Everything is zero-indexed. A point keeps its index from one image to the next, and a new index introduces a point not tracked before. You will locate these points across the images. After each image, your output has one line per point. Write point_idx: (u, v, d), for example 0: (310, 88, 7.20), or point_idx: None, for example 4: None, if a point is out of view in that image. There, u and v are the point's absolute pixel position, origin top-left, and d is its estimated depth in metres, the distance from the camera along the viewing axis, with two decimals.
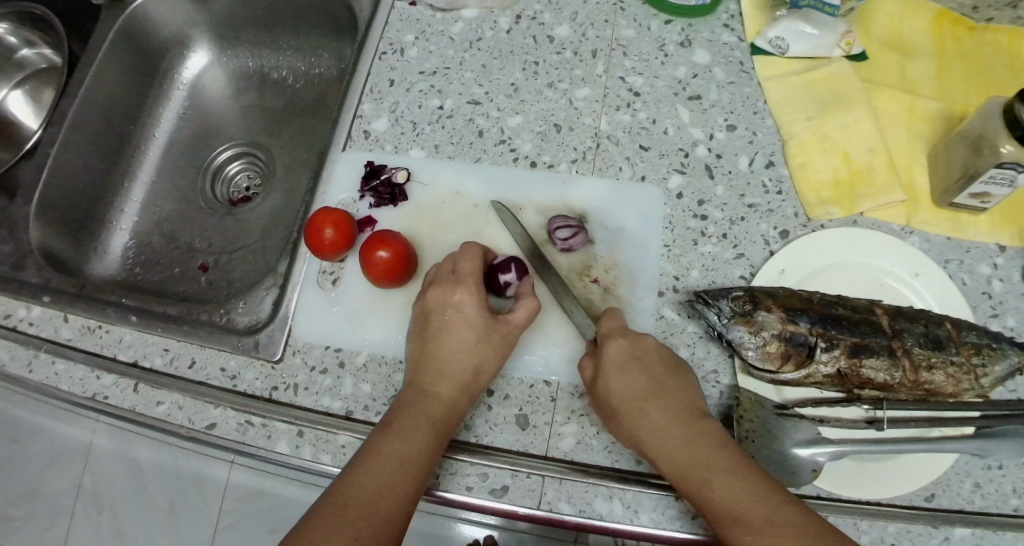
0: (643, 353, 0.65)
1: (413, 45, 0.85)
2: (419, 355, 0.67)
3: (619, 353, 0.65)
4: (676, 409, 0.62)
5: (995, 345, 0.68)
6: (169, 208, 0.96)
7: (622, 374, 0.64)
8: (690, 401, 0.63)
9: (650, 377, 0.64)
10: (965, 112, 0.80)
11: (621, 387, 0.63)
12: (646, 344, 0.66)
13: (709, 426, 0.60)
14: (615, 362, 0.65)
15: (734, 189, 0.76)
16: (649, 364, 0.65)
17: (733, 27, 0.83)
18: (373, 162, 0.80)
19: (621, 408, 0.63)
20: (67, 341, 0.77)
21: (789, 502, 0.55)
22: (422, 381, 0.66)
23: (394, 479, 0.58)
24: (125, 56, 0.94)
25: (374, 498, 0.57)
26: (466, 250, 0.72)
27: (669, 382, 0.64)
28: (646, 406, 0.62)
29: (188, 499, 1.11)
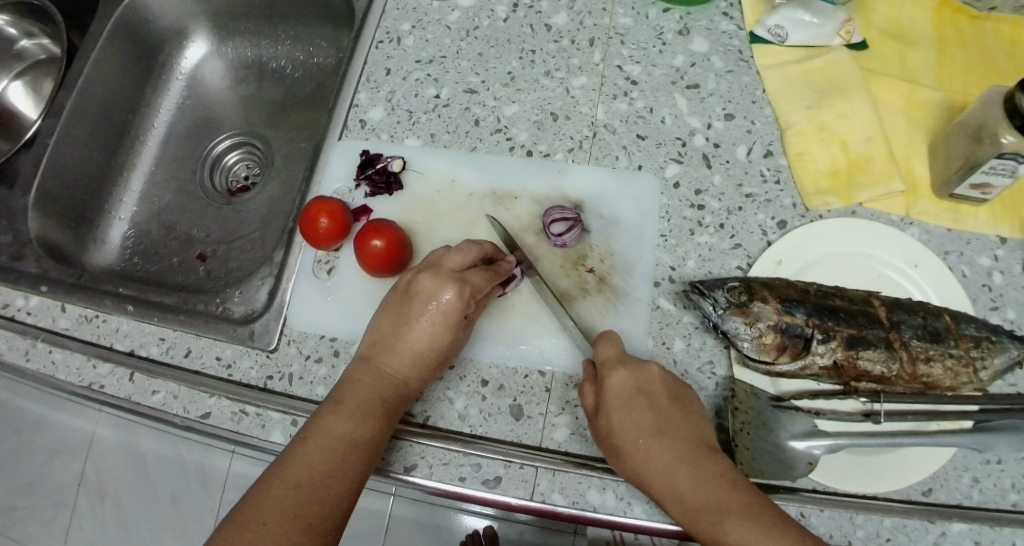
0: (647, 384, 0.63)
1: (409, 33, 0.84)
2: (387, 337, 0.66)
3: (623, 385, 0.63)
4: (683, 445, 0.60)
5: (995, 338, 0.67)
6: (167, 199, 0.96)
7: (628, 410, 0.62)
8: (696, 435, 0.62)
9: (656, 412, 0.62)
10: (966, 102, 0.79)
11: (625, 425, 0.61)
12: (651, 374, 0.64)
13: (717, 464, 0.59)
14: (619, 395, 0.62)
15: (732, 178, 0.75)
16: (653, 396, 0.63)
17: (732, 15, 0.82)
18: (369, 151, 0.80)
19: (627, 447, 0.61)
20: (64, 331, 0.77)
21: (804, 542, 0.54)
22: (386, 365, 0.65)
23: (347, 461, 0.60)
24: (123, 46, 0.94)
25: (328, 481, 0.58)
26: (461, 252, 0.69)
27: (673, 414, 0.62)
28: (652, 445, 0.61)
29: (191, 489, 1.12)
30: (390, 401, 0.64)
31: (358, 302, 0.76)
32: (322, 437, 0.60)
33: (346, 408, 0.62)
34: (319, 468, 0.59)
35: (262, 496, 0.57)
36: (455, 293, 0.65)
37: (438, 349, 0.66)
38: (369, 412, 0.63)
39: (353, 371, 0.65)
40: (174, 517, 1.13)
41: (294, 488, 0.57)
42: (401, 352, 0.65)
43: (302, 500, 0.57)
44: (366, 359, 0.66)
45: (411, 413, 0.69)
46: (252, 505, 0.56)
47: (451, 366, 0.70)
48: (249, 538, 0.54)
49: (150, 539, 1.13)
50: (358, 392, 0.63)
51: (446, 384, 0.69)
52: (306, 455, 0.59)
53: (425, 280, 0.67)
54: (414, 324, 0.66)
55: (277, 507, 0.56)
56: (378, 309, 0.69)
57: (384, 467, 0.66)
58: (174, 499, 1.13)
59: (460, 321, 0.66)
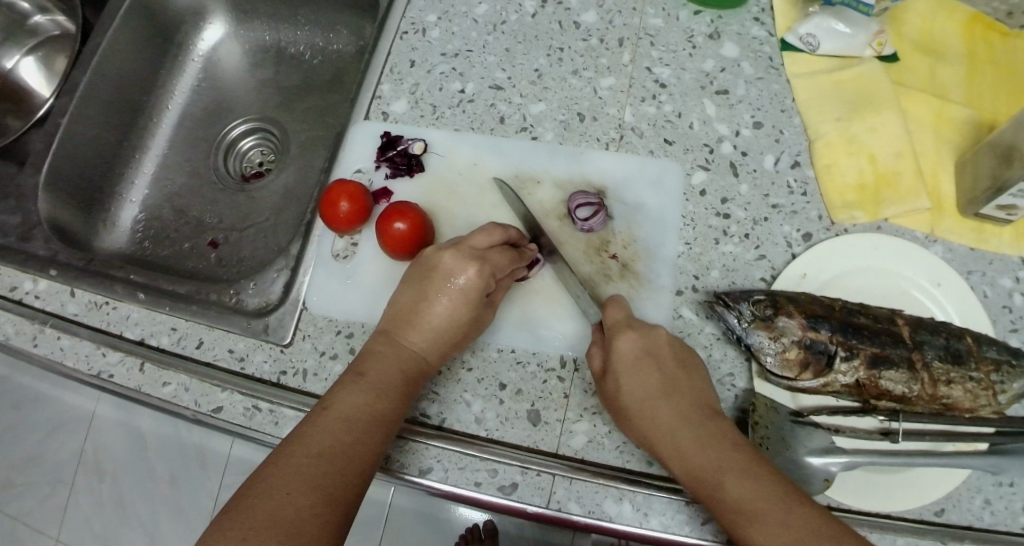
0: (656, 348, 0.64)
1: (435, 25, 0.82)
2: (408, 310, 0.66)
3: (630, 347, 0.64)
4: (688, 407, 0.61)
5: (1014, 362, 0.68)
6: (178, 183, 0.94)
7: (633, 370, 0.63)
8: (702, 399, 0.62)
9: (662, 374, 0.63)
10: (995, 121, 0.78)
11: (632, 386, 0.62)
12: (659, 338, 0.65)
13: (719, 425, 0.60)
14: (627, 356, 0.63)
15: (759, 188, 0.74)
16: (661, 359, 0.64)
17: (764, 21, 0.81)
18: (390, 133, 0.78)
19: (632, 406, 0.62)
20: (73, 316, 0.76)
21: (801, 503, 0.55)
22: (406, 340, 0.65)
23: (367, 435, 0.59)
24: (139, 26, 0.92)
25: (350, 452, 0.57)
26: (485, 232, 0.69)
27: (681, 378, 0.63)
28: (657, 404, 0.61)
29: (191, 473, 1.11)
30: (411, 379, 0.64)
31: (379, 285, 0.75)
32: (343, 409, 0.60)
33: (367, 382, 0.61)
34: (342, 436, 0.58)
35: (284, 463, 0.55)
36: (478, 272, 0.65)
37: (459, 326, 0.65)
38: (391, 386, 0.62)
39: (373, 346, 0.65)
40: (174, 498, 1.12)
41: (317, 456, 0.56)
42: (422, 331, 0.65)
43: (323, 470, 0.56)
44: (387, 336, 0.66)
45: (427, 415, 0.68)
46: (272, 472, 0.55)
47: (470, 368, 0.69)
48: (272, 504, 0.53)
49: (147, 519, 1.12)
50: (381, 365, 0.63)
51: (463, 386, 0.69)
52: (328, 426, 0.58)
53: (446, 255, 0.66)
54: (434, 302, 0.65)
55: (299, 476, 0.55)
56: (399, 283, 0.69)
57: (399, 468, 0.66)
58: (173, 477, 1.11)
59: (480, 301, 0.66)
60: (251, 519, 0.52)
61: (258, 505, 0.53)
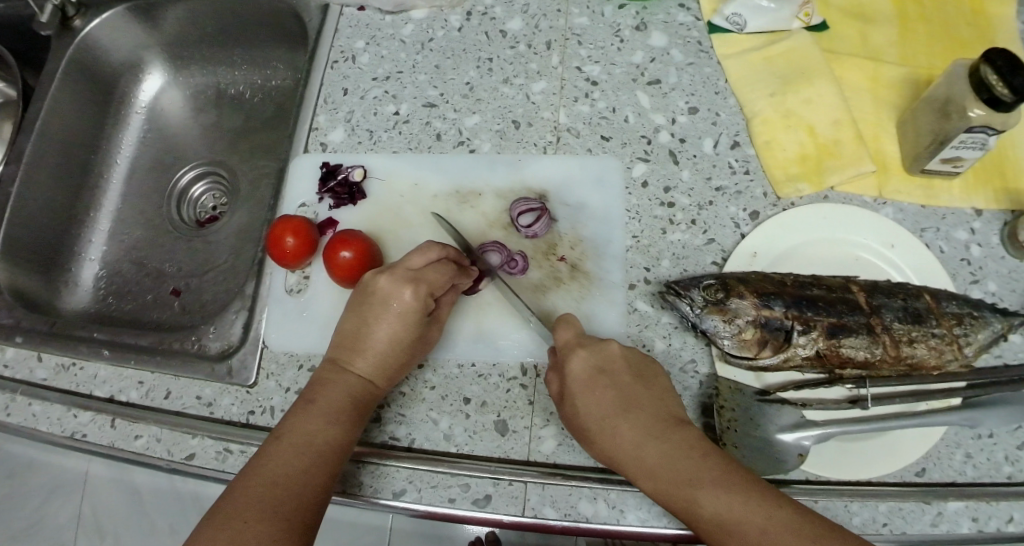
0: (609, 363, 0.63)
1: (364, 51, 0.83)
2: (352, 333, 0.67)
3: (584, 367, 0.63)
4: (650, 419, 0.60)
5: (976, 313, 0.67)
6: (138, 235, 0.95)
7: (590, 393, 0.62)
8: (664, 408, 0.61)
9: (619, 390, 0.62)
10: (931, 77, 0.78)
11: (590, 407, 0.61)
12: (611, 352, 0.64)
13: (686, 435, 0.59)
14: (581, 378, 0.62)
15: (700, 173, 0.74)
16: (615, 374, 0.63)
17: (688, 7, 0.81)
18: (329, 163, 0.79)
19: (594, 430, 0.61)
20: (41, 381, 0.76)
21: (779, 505, 0.54)
22: (348, 362, 0.66)
23: (320, 460, 0.60)
24: (79, 86, 0.93)
25: (305, 479, 0.59)
26: (425, 252, 0.69)
27: (638, 390, 0.62)
28: (618, 423, 0.60)
29: (190, 521, 1.11)
30: (361, 403, 0.65)
31: (335, 315, 0.75)
32: (296, 437, 0.61)
33: (318, 408, 0.63)
34: (295, 465, 0.59)
35: (240, 494, 0.57)
36: (415, 293, 0.66)
37: (402, 347, 0.66)
38: (342, 412, 0.63)
39: (322, 374, 0.66)
40: None
41: (272, 486, 0.58)
42: (369, 356, 0.66)
43: (279, 499, 0.57)
44: (336, 362, 0.66)
45: (395, 438, 0.68)
46: (229, 503, 0.57)
47: (433, 387, 0.69)
48: (229, 535, 0.54)
49: None
50: (330, 391, 0.64)
51: (429, 405, 0.69)
52: (281, 455, 0.60)
53: (383, 280, 0.67)
54: (378, 326, 0.66)
55: (255, 505, 0.56)
56: (344, 309, 0.70)
57: (372, 494, 0.66)
58: (173, 530, 1.11)
59: (422, 320, 0.67)
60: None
61: (216, 537, 0.54)
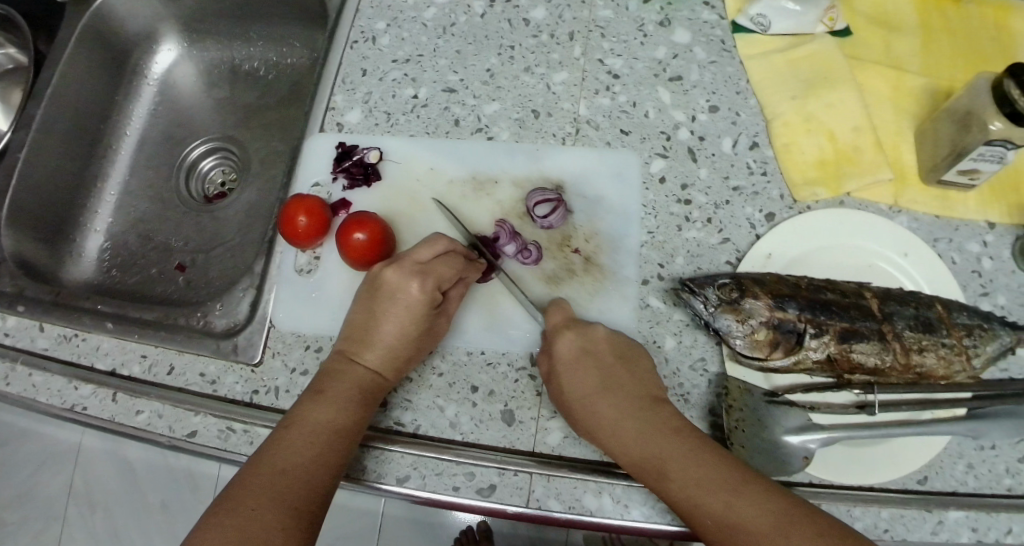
0: (593, 344, 0.65)
1: (384, 33, 0.82)
2: (359, 325, 0.67)
3: (569, 348, 0.64)
4: (629, 398, 0.61)
5: (986, 325, 0.67)
6: (144, 209, 0.94)
7: (572, 371, 0.63)
8: (645, 388, 0.62)
9: (601, 370, 0.63)
10: (952, 88, 0.78)
11: (572, 385, 0.63)
12: (596, 335, 0.65)
13: (662, 413, 0.60)
14: (564, 358, 0.64)
15: (718, 172, 0.74)
16: (599, 355, 0.64)
17: (713, 4, 0.81)
18: (345, 143, 0.78)
19: (574, 406, 0.62)
20: (43, 351, 0.75)
21: (748, 482, 0.55)
22: (355, 354, 0.66)
23: (330, 447, 0.60)
24: (91, 54, 0.92)
25: (313, 467, 0.59)
26: (432, 246, 0.69)
27: (620, 371, 0.63)
28: (597, 400, 0.62)
29: (181, 499, 1.11)
30: (369, 395, 0.64)
31: (345, 297, 0.74)
32: (306, 426, 0.61)
33: (326, 398, 0.63)
34: (304, 455, 0.59)
35: (249, 480, 0.57)
36: (421, 286, 0.66)
37: (411, 339, 0.66)
38: (350, 402, 0.63)
39: (331, 366, 0.66)
40: (166, 524, 1.11)
41: (280, 473, 0.58)
42: (377, 349, 0.66)
43: (287, 485, 0.57)
44: (344, 354, 0.67)
45: (400, 423, 0.67)
46: (239, 489, 0.57)
47: (441, 373, 0.69)
48: (237, 520, 0.55)
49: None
50: (339, 382, 0.64)
51: (436, 392, 0.68)
52: (292, 443, 0.60)
53: (392, 273, 0.67)
54: (385, 320, 0.66)
55: (264, 492, 0.56)
56: (352, 302, 0.70)
57: (375, 479, 0.65)
58: (165, 505, 1.11)
59: (430, 314, 0.67)
60: (217, 533, 0.54)
61: (225, 522, 0.54)
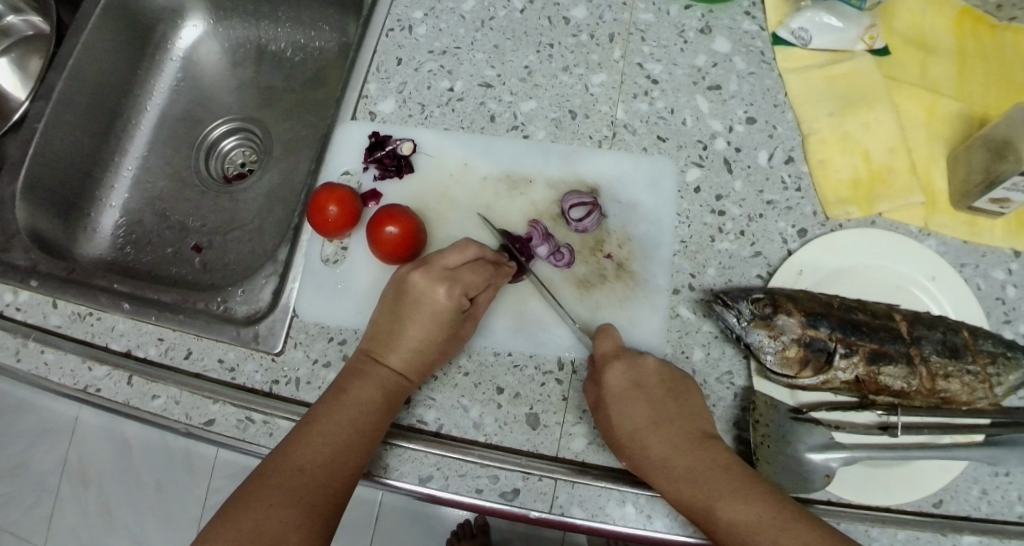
0: (643, 378, 0.64)
1: (421, 22, 0.82)
2: (384, 327, 0.66)
3: (619, 379, 0.64)
4: (678, 434, 0.62)
5: (1010, 353, 0.67)
6: (160, 187, 0.92)
7: (622, 403, 0.63)
8: (695, 423, 0.63)
9: (651, 404, 0.63)
10: (985, 116, 0.78)
11: (622, 420, 0.62)
12: (646, 367, 0.65)
13: (712, 451, 0.61)
14: (614, 390, 0.63)
15: (753, 185, 0.74)
16: (649, 389, 0.64)
17: (755, 15, 0.80)
18: (378, 132, 0.78)
19: (622, 440, 0.62)
20: (56, 328, 0.74)
21: (795, 518, 0.57)
22: (377, 355, 0.65)
23: (349, 450, 0.59)
24: (115, 24, 0.90)
25: (332, 467, 0.58)
26: (460, 250, 0.67)
27: (671, 406, 0.63)
28: (646, 436, 0.62)
29: (178, 477, 1.09)
30: (392, 399, 0.63)
31: (372, 290, 0.73)
32: (327, 425, 0.60)
33: (348, 401, 0.62)
34: (322, 454, 0.59)
35: (268, 476, 0.57)
36: (448, 293, 0.65)
37: (436, 343, 0.65)
38: (373, 406, 0.62)
39: (354, 366, 0.65)
40: (160, 505, 1.09)
41: (298, 471, 0.57)
42: (400, 352, 0.65)
43: (303, 482, 0.57)
44: (368, 354, 0.66)
45: (423, 421, 0.66)
46: (255, 486, 0.56)
47: (466, 373, 0.68)
48: (254, 518, 0.54)
49: (133, 526, 1.09)
50: (362, 385, 0.63)
51: (460, 392, 0.67)
52: (310, 441, 0.59)
53: (419, 277, 0.66)
54: (410, 324, 0.65)
55: (281, 490, 0.56)
56: (377, 304, 0.69)
57: (397, 477, 0.64)
58: (160, 485, 1.09)
59: (457, 320, 0.66)
60: (235, 529, 0.53)
61: (240, 519, 0.54)
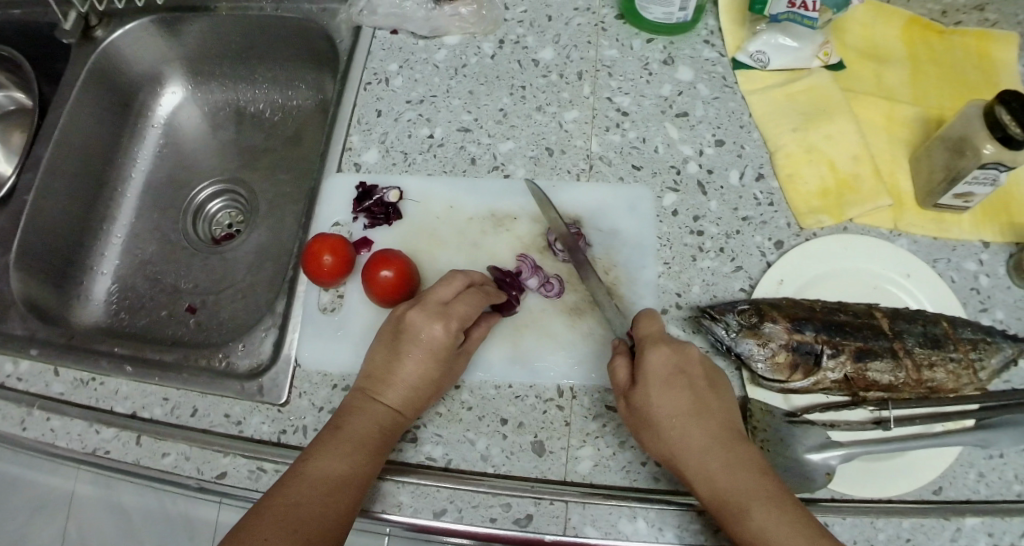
0: (687, 366, 0.64)
1: (397, 74, 0.86)
2: (383, 357, 0.68)
3: (664, 364, 0.63)
4: (718, 427, 0.61)
5: (989, 339, 0.70)
6: (152, 250, 0.95)
7: (667, 387, 0.62)
8: (732, 420, 0.62)
9: (695, 393, 0.63)
10: (941, 117, 0.83)
11: (665, 402, 0.62)
12: (691, 355, 0.65)
13: (748, 451, 0.60)
14: (660, 373, 0.63)
15: (727, 203, 0.77)
16: (692, 377, 0.63)
17: (713, 42, 0.85)
18: (365, 182, 0.81)
19: (663, 423, 0.61)
20: (58, 396, 0.74)
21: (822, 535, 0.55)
22: (375, 388, 0.67)
23: (347, 485, 0.61)
24: (97, 95, 0.94)
25: (330, 500, 0.59)
26: (451, 282, 0.70)
27: (710, 397, 0.63)
28: (689, 422, 0.61)
29: (178, 543, 1.04)
30: (388, 434, 0.65)
31: (370, 335, 0.75)
32: (327, 459, 0.62)
33: (348, 435, 0.63)
34: (321, 488, 0.60)
35: (268, 507, 0.58)
36: (444, 328, 0.67)
37: (431, 380, 0.67)
38: (371, 441, 0.63)
39: (350, 402, 0.66)
40: None
41: (298, 503, 0.58)
42: (397, 388, 0.66)
43: (304, 517, 0.58)
44: (364, 392, 0.67)
45: (432, 458, 0.68)
46: (256, 516, 0.57)
47: (470, 407, 0.70)
48: None
49: None
50: (363, 419, 0.64)
51: (466, 425, 0.69)
52: (311, 477, 0.60)
53: (414, 314, 0.67)
54: (406, 357, 0.66)
55: (280, 522, 0.57)
56: (375, 338, 0.70)
57: (411, 515, 0.65)
58: None
59: (451, 353, 0.67)
60: None
61: None
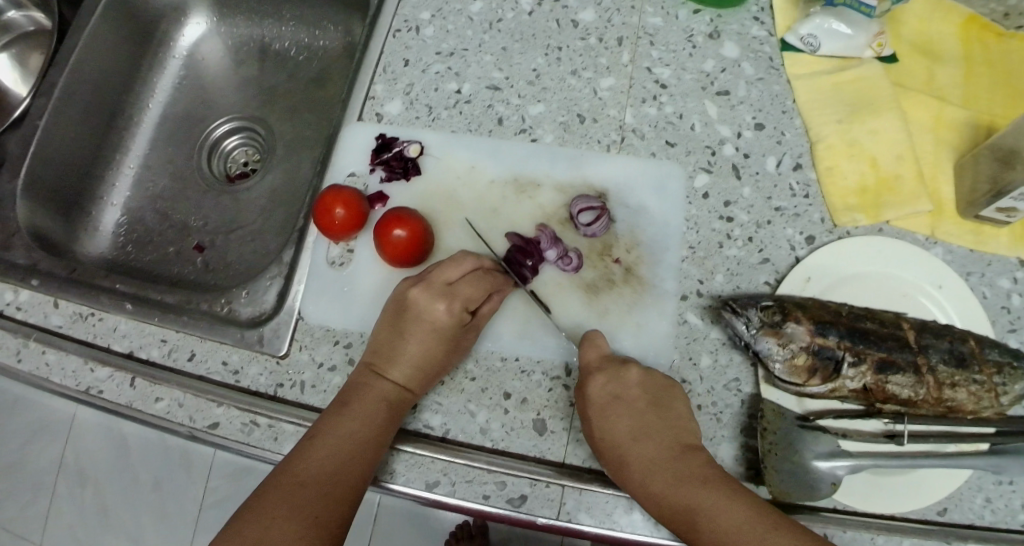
0: (625, 388, 0.64)
1: (429, 23, 0.81)
2: (382, 339, 0.66)
3: (598, 391, 0.63)
4: (660, 447, 0.61)
5: (1016, 363, 0.67)
6: (163, 185, 0.92)
7: (603, 415, 0.63)
8: (676, 434, 0.62)
9: (632, 416, 0.63)
10: (992, 124, 0.78)
11: (603, 431, 0.62)
12: (629, 377, 0.64)
13: (696, 463, 0.60)
14: (595, 401, 0.63)
15: (761, 191, 0.74)
16: (631, 400, 0.63)
17: (763, 20, 0.80)
18: (385, 134, 0.78)
19: (605, 451, 0.62)
20: (57, 328, 0.73)
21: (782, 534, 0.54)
22: (378, 367, 0.65)
23: (351, 464, 0.60)
24: (117, 20, 0.89)
25: (336, 480, 0.59)
26: (457, 264, 0.69)
27: (651, 417, 0.62)
28: (627, 448, 0.61)
29: (177, 477, 1.06)
30: (397, 410, 0.64)
31: (379, 294, 0.73)
32: (329, 438, 0.60)
33: (352, 412, 0.62)
34: (323, 467, 0.59)
35: (270, 489, 0.57)
36: (447, 308, 0.66)
37: (438, 360, 0.65)
38: (376, 418, 0.62)
39: (356, 379, 0.65)
40: (158, 503, 1.07)
41: (300, 484, 0.58)
42: (402, 365, 0.64)
43: (312, 495, 0.57)
44: (369, 369, 0.65)
45: (429, 427, 0.66)
46: (258, 499, 0.57)
47: (473, 378, 0.67)
48: (258, 532, 0.54)
49: (134, 528, 1.07)
50: (364, 399, 0.63)
51: (467, 397, 0.67)
52: (315, 455, 0.59)
53: (418, 294, 0.67)
54: (412, 338, 0.65)
55: (285, 502, 0.56)
56: (376, 321, 0.69)
57: (402, 484, 0.64)
58: (157, 482, 1.06)
59: (460, 331, 0.66)
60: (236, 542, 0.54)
61: (241, 532, 0.55)
